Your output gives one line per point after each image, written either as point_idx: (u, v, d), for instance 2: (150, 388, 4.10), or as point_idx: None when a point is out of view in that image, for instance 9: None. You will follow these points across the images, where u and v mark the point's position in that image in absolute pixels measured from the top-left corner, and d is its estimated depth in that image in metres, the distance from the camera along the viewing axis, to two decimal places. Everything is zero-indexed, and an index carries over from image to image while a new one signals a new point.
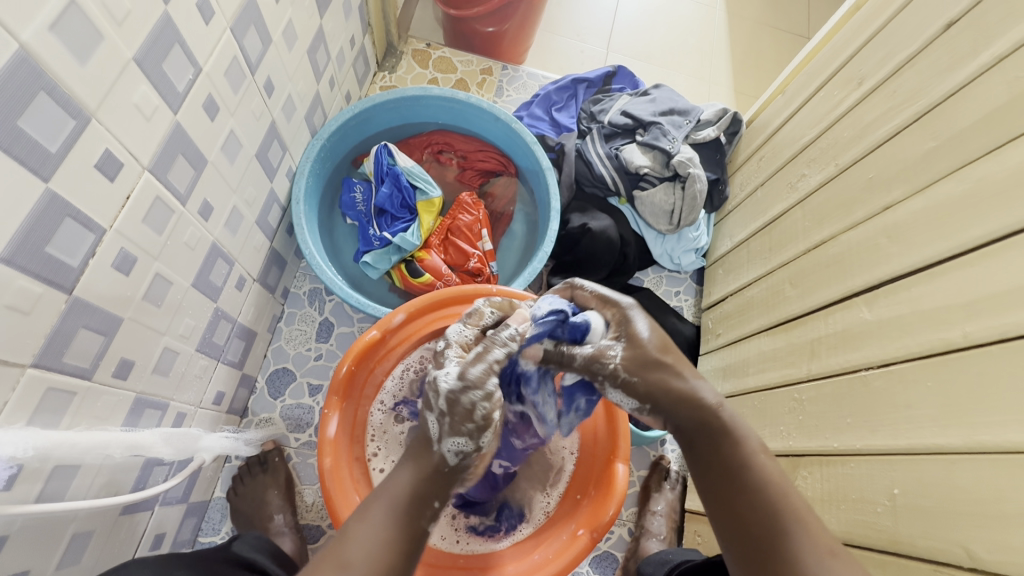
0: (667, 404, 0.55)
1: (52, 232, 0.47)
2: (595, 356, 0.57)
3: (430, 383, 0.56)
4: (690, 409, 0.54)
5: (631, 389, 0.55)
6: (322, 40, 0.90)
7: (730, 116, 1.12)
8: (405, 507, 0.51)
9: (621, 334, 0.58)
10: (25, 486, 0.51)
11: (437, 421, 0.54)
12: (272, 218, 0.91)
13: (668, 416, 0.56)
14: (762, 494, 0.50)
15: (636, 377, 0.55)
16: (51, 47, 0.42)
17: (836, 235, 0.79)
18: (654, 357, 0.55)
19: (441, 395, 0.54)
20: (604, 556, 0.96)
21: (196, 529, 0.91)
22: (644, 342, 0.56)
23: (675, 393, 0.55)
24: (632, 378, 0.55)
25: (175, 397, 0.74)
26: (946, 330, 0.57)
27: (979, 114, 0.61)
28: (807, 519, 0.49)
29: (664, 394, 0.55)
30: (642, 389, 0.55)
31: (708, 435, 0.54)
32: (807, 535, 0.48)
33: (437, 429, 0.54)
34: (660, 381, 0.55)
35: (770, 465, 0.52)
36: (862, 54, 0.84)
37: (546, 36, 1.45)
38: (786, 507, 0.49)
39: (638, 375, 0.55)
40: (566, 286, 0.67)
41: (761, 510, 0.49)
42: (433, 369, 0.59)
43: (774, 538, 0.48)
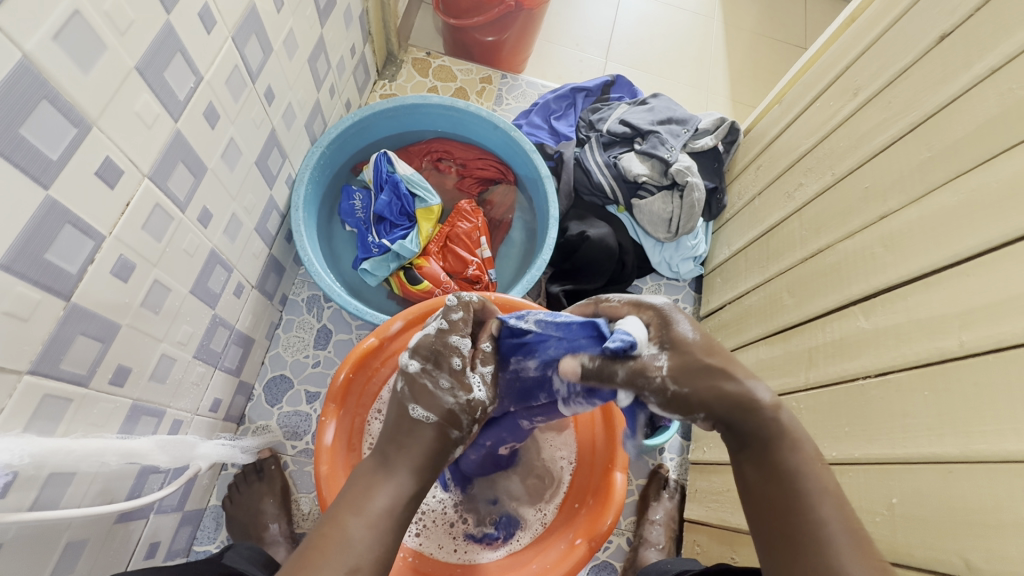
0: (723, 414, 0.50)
1: (52, 238, 0.47)
2: (636, 373, 0.50)
3: (465, 404, 0.54)
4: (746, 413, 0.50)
5: (683, 401, 0.50)
6: (323, 49, 0.91)
7: (727, 124, 1.12)
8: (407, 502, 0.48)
9: (663, 340, 0.52)
10: (20, 493, 0.51)
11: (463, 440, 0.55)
12: (271, 225, 0.91)
13: (725, 424, 0.51)
14: (811, 503, 0.46)
15: (688, 388, 0.50)
16: (54, 55, 0.42)
17: (833, 244, 0.79)
18: (702, 361, 0.50)
19: (477, 416, 0.55)
20: (603, 565, 0.96)
21: (191, 538, 0.90)
22: (689, 345, 0.51)
23: (732, 397, 0.50)
24: (682, 391, 0.50)
25: (171, 404, 0.74)
26: (942, 339, 0.57)
27: (971, 126, 0.62)
28: (857, 534, 0.45)
29: (718, 401, 0.50)
30: (693, 401, 0.50)
31: (761, 440, 0.50)
32: (852, 551, 0.43)
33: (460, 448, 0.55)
34: (713, 391, 0.50)
35: (825, 475, 0.48)
36: (858, 64, 0.84)
37: (545, 45, 1.46)
38: (836, 518, 0.45)
39: (690, 387, 0.50)
40: (592, 302, 0.62)
41: (805, 515, 0.46)
42: (458, 391, 0.54)
43: (809, 544, 0.45)
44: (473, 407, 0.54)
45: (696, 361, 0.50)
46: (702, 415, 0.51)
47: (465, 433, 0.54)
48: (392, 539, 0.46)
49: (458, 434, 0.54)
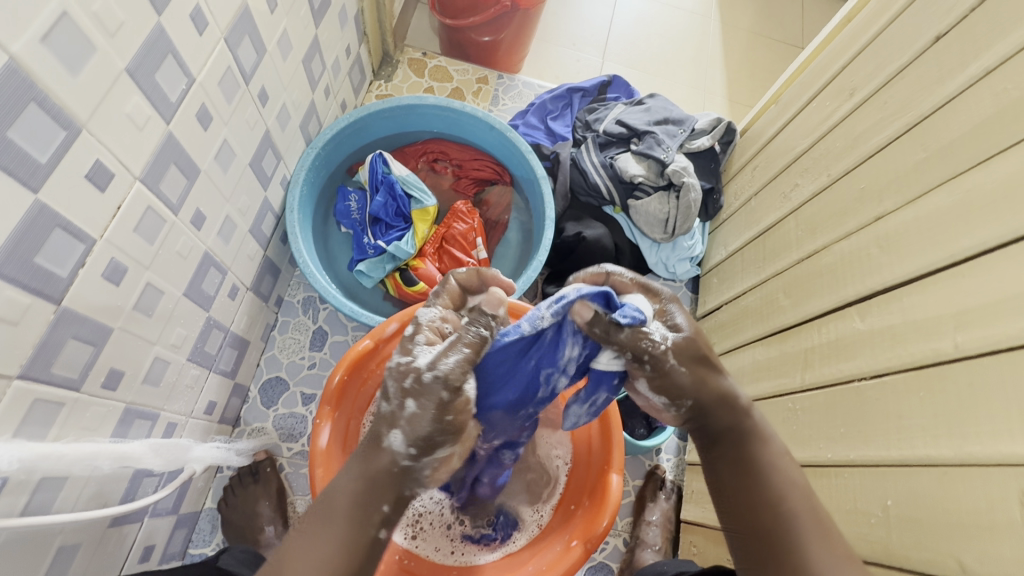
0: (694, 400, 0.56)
1: (41, 242, 0.47)
2: (640, 338, 0.53)
3: (395, 368, 0.54)
4: (716, 403, 0.56)
5: (675, 378, 0.55)
6: (317, 49, 0.90)
7: (724, 125, 1.12)
8: (353, 513, 0.51)
9: (667, 322, 0.56)
10: (11, 498, 0.51)
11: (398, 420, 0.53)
12: (265, 226, 0.91)
13: (692, 409, 0.57)
14: (782, 497, 0.52)
15: (682, 369, 0.55)
16: (42, 59, 0.42)
17: (829, 245, 0.79)
18: (698, 349, 0.55)
19: (409, 384, 0.53)
20: (599, 566, 0.96)
21: (187, 541, 0.90)
22: (689, 332, 0.56)
23: (709, 386, 0.56)
24: (676, 370, 0.55)
25: (165, 407, 0.74)
26: (937, 341, 0.57)
27: (967, 127, 0.61)
28: (823, 526, 0.50)
29: (705, 390, 0.56)
30: (680, 382, 0.55)
31: (737, 437, 0.56)
32: (819, 542, 0.49)
33: (397, 431, 0.53)
34: (700, 377, 0.55)
35: (793, 472, 0.54)
36: (854, 64, 0.84)
37: (541, 45, 1.45)
38: (803, 512, 0.51)
39: (683, 368, 0.55)
40: (598, 269, 0.58)
41: (777, 507, 0.51)
42: (396, 355, 0.55)
43: (782, 535, 0.50)
44: (401, 370, 0.54)
45: (693, 347, 0.55)
46: (676, 398, 0.56)
47: (394, 404, 0.53)
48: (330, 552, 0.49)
49: (388, 404, 0.54)
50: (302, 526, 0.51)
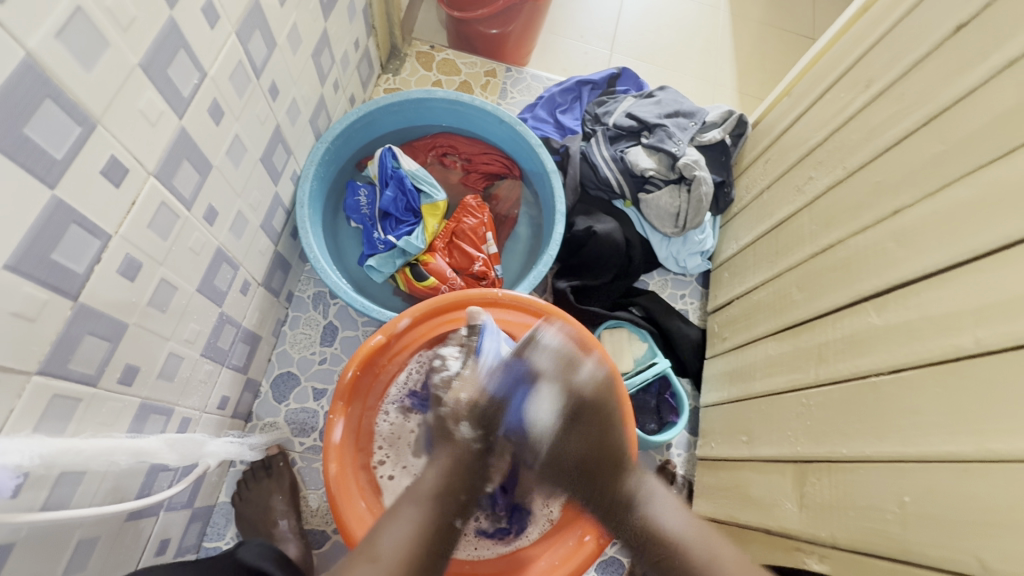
0: (586, 475, 0.71)
1: (57, 239, 0.47)
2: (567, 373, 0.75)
3: (441, 380, 0.79)
4: (610, 471, 0.70)
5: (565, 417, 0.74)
6: (326, 43, 0.90)
7: (735, 117, 1.11)
8: (434, 498, 0.63)
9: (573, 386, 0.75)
10: (31, 493, 0.51)
11: (468, 420, 0.72)
12: (276, 222, 0.91)
13: (592, 464, 0.71)
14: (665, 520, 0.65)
15: (585, 438, 0.72)
16: (57, 55, 0.42)
17: (844, 239, 0.78)
18: (598, 397, 0.75)
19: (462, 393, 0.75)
20: (610, 561, 0.96)
21: (201, 534, 0.91)
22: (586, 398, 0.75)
23: (604, 416, 0.74)
24: (574, 437, 0.72)
25: (180, 402, 0.74)
26: (957, 336, 0.57)
27: (989, 118, 0.60)
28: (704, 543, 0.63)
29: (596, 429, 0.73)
30: (569, 418, 0.73)
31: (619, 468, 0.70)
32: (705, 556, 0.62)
33: (465, 424, 0.72)
34: (597, 454, 0.71)
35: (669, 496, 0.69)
36: (870, 55, 0.83)
37: (549, 37, 1.44)
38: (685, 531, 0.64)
39: (584, 407, 0.74)
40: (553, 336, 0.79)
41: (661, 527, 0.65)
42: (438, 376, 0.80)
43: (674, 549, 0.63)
44: (445, 382, 0.78)
45: (589, 391, 0.75)
46: (588, 459, 0.71)
47: (451, 407, 0.73)
48: (415, 531, 0.60)
49: (446, 410, 0.74)
50: (390, 515, 0.61)
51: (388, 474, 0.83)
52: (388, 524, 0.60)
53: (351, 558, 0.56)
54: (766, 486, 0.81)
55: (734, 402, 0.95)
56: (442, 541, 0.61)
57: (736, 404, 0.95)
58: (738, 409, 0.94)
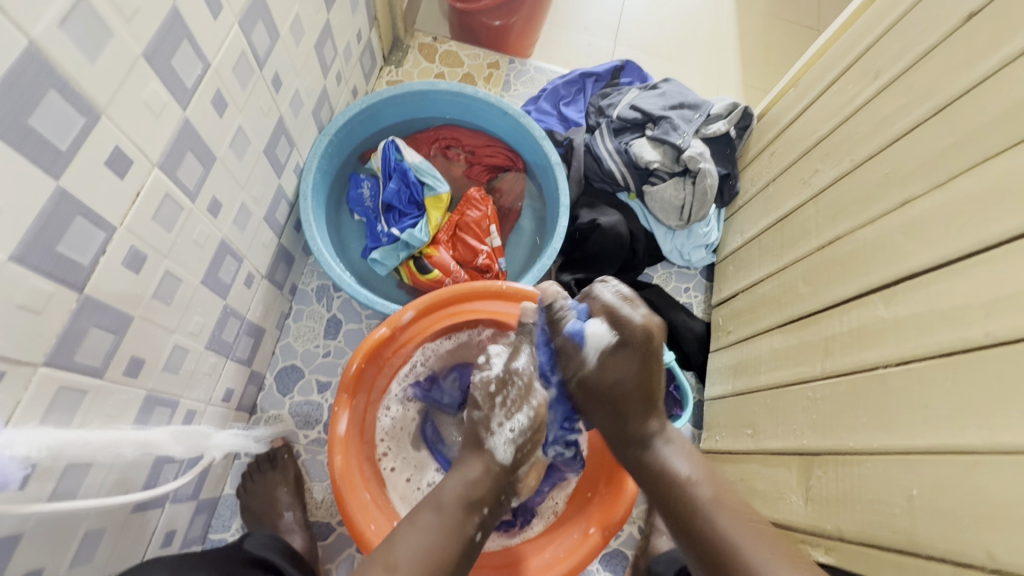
0: (615, 400, 0.69)
1: (63, 231, 0.46)
2: (616, 308, 0.67)
3: (479, 378, 0.72)
4: (637, 413, 0.68)
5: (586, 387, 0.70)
6: (329, 34, 0.89)
7: (741, 110, 1.09)
8: (461, 507, 0.61)
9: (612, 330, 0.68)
10: (38, 485, 0.51)
11: (500, 429, 0.67)
12: (280, 214, 0.91)
13: (626, 393, 0.68)
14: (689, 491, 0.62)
15: (623, 367, 0.67)
16: (61, 45, 0.41)
17: (851, 231, 0.77)
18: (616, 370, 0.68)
19: (498, 394, 0.69)
20: (614, 553, 0.96)
21: (207, 526, 0.91)
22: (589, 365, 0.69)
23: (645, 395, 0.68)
24: (615, 363, 0.68)
25: (185, 394, 0.74)
26: (966, 328, 0.56)
27: (1001, 108, 0.60)
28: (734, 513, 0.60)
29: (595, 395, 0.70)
30: (614, 348, 0.67)
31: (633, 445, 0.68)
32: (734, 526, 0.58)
33: (498, 433, 0.67)
34: (629, 394, 0.68)
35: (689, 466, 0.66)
36: (878, 45, 0.82)
37: (553, 29, 1.43)
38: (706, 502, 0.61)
39: (633, 339, 0.66)
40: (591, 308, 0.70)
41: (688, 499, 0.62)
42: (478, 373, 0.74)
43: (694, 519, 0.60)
44: (484, 381, 0.71)
45: (639, 331, 0.66)
46: (623, 384, 0.68)
47: (485, 410, 0.68)
48: (432, 539, 0.58)
49: (479, 413, 0.69)
50: (409, 521, 0.60)
51: (391, 466, 0.84)
52: (403, 535, 0.58)
53: (364, 566, 0.55)
54: (771, 480, 0.81)
55: (739, 395, 0.95)
56: (462, 548, 0.59)
57: (741, 397, 0.94)
58: (743, 402, 0.94)
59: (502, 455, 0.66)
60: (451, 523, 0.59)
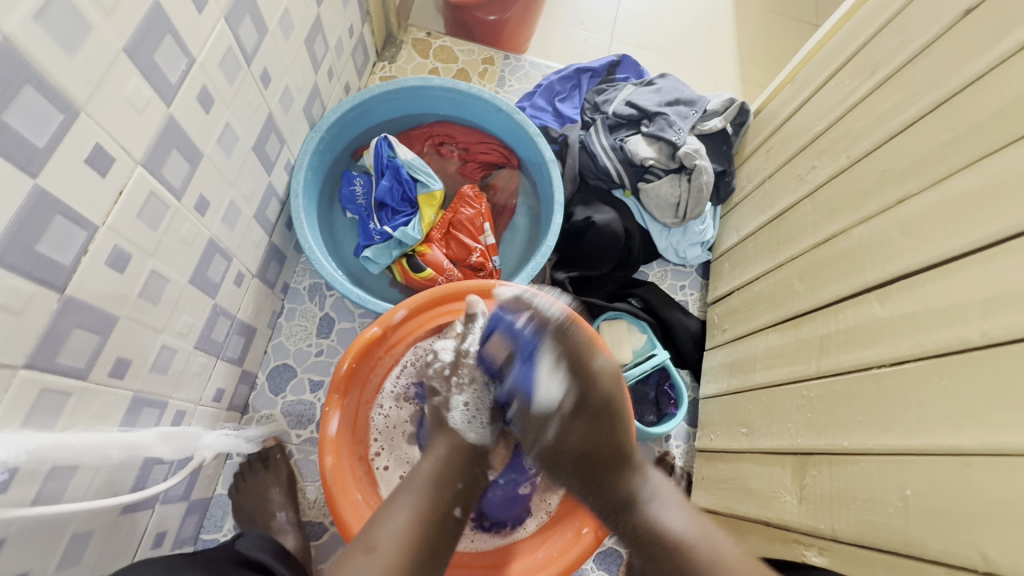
0: (586, 466, 0.72)
1: (42, 230, 0.45)
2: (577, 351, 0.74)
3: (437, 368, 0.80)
4: (614, 470, 0.70)
5: (580, 426, 0.73)
6: (320, 29, 0.88)
7: (737, 106, 1.09)
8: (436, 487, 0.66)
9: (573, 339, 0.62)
10: (21, 488, 0.50)
11: (458, 410, 0.76)
12: (270, 212, 0.89)
13: (596, 454, 0.71)
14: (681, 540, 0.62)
15: (580, 431, 0.73)
16: (37, 38, 0.40)
17: (847, 229, 0.77)
18: (607, 398, 0.73)
19: (452, 379, 0.78)
20: (608, 552, 0.96)
21: (199, 527, 0.91)
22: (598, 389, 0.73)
23: (610, 414, 0.72)
24: (576, 428, 0.73)
25: (174, 394, 0.73)
26: (963, 327, 0.56)
27: (999, 104, 0.59)
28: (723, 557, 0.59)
29: (591, 439, 0.72)
30: (578, 403, 0.73)
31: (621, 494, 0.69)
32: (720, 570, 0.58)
33: (455, 410, 0.76)
34: (601, 450, 0.71)
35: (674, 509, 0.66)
36: (876, 40, 0.81)
37: (548, 24, 1.42)
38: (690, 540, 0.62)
39: (594, 398, 0.73)
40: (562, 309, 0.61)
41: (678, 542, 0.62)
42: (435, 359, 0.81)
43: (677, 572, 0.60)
44: (440, 368, 0.80)
45: (605, 383, 0.73)
46: (592, 454, 0.71)
47: (443, 395, 0.77)
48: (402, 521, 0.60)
49: (439, 398, 0.77)
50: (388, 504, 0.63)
51: (384, 465, 0.84)
52: (388, 509, 0.62)
53: (346, 554, 0.57)
54: (765, 479, 0.80)
55: (734, 393, 0.95)
56: (438, 526, 0.62)
57: (736, 396, 0.94)
58: (737, 400, 0.93)
59: (474, 438, 0.75)
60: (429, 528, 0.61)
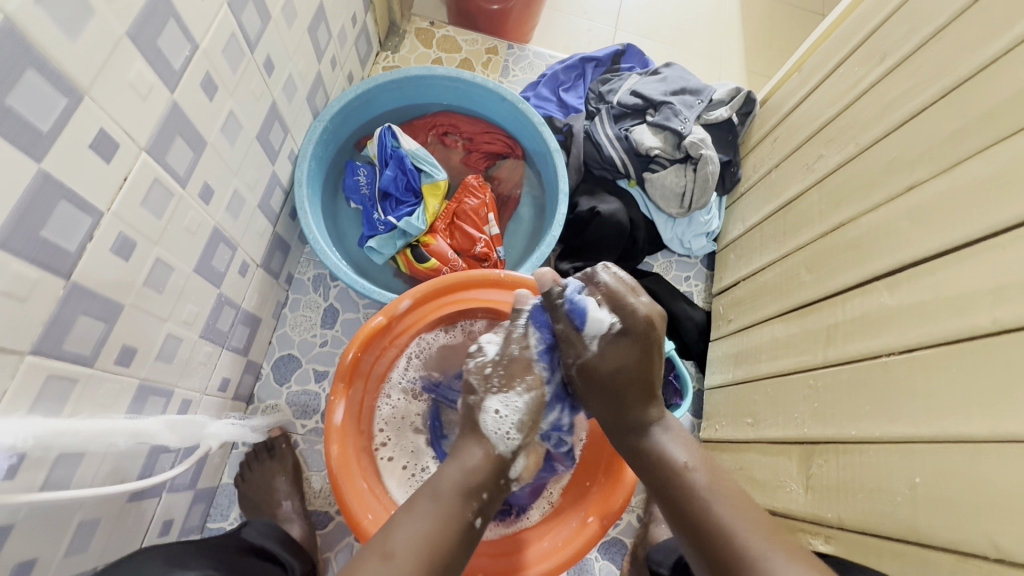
0: (615, 389, 0.68)
1: (47, 215, 0.45)
2: (620, 292, 0.69)
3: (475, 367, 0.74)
4: (637, 399, 0.68)
5: (600, 367, 0.69)
6: (323, 17, 0.88)
7: (743, 95, 1.07)
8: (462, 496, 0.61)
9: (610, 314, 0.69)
10: (28, 475, 0.51)
11: (494, 406, 0.69)
12: (274, 202, 0.89)
13: (624, 387, 0.68)
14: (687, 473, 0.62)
15: (626, 354, 0.68)
16: (39, 21, 0.40)
17: (854, 218, 0.76)
18: (641, 329, 0.68)
19: (493, 376, 0.72)
20: (613, 542, 0.96)
21: (205, 515, 0.91)
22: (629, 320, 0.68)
23: (642, 348, 0.68)
24: (616, 351, 0.69)
25: (179, 383, 0.73)
26: (972, 316, 0.55)
27: (1011, 90, 0.58)
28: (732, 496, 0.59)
29: (620, 375, 0.68)
30: (618, 328, 0.68)
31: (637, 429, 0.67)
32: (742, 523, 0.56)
33: (489, 411, 0.68)
34: (630, 379, 0.68)
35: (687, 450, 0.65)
36: (885, 27, 0.80)
37: (552, 13, 1.41)
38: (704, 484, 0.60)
39: (631, 334, 0.68)
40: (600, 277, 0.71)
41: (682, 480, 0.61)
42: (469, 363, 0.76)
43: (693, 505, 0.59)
44: (479, 366, 0.74)
45: (645, 316, 0.68)
46: (622, 376, 0.68)
47: (479, 394, 0.71)
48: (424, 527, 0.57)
49: (474, 396, 0.71)
50: (406, 509, 0.59)
51: (388, 456, 0.83)
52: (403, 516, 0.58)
53: (361, 555, 0.55)
54: (771, 469, 0.80)
55: (739, 384, 0.94)
56: (459, 534, 0.58)
57: (741, 386, 0.94)
58: (743, 390, 0.93)
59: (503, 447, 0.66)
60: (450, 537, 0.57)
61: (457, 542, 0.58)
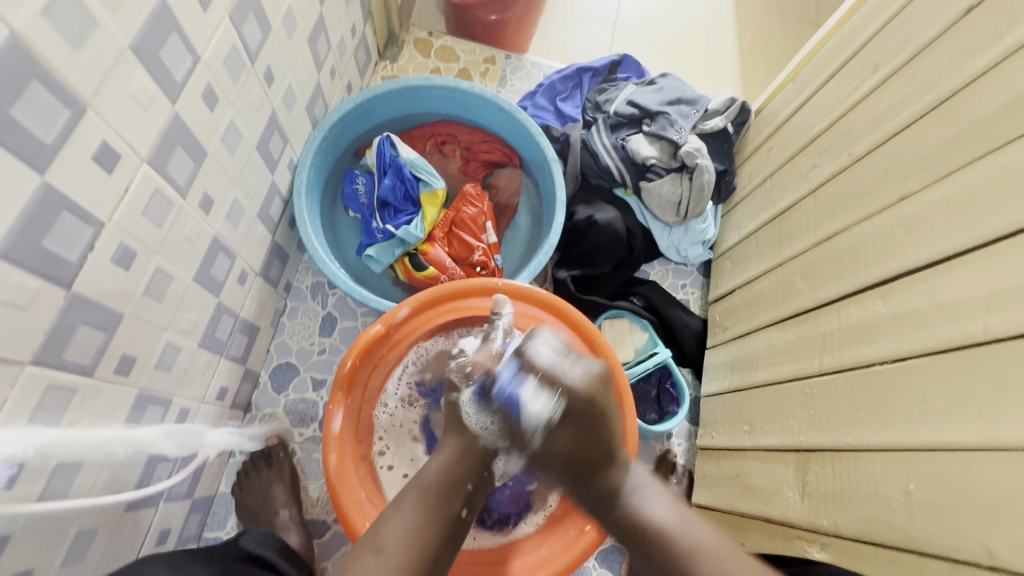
0: (576, 469, 0.62)
1: (48, 225, 0.46)
2: (555, 373, 0.62)
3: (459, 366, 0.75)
4: (598, 469, 0.62)
5: (563, 450, 0.62)
6: (323, 28, 0.88)
7: (738, 105, 1.09)
8: (447, 491, 0.61)
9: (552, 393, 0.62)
10: (27, 485, 0.50)
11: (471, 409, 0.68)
12: (273, 211, 0.89)
13: (581, 460, 0.62)
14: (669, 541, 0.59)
15: (574, 437, 0.62)
16: (44, 35, 0.41)
17: (849, 227, 0.77)
18: (590, 396, 0.61)
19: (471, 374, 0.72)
20: (610, 550, 0.96)
21: (202, 525, 0.91)
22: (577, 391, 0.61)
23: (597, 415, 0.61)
24: (561, 436, 0.62)
25: (178, 392, 0.73)
26: (966, 323, 0.56)
27: (1001, 102, 0.59)
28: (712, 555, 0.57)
29: (580, 451, 0.62)
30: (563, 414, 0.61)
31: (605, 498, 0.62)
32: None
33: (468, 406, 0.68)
34: (585, 458, 0.62)
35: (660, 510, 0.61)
36: (877, 39, 0.81)
37: (549, 23, 1.42)
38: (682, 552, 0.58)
39: (574, 406, 0.61)
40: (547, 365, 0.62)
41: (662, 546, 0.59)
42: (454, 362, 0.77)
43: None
44: (462, 365, 0.74)
45: (580, 391, 0.61)
46: (578, 455, 0.62)
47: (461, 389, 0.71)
48: (413, 521, 0.58)
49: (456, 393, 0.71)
50: (396, 505, 0.60)
51: (387, 464, 0.82)
52: (394, 512, 0.59)
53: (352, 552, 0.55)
54: (768, 476, 0.80)
55: (736, 391, 0.95)
56: (446, 528, 0.59)
57: (738, 393, 0.94)
58: (739, 397, 0.93)
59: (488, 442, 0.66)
60: (435, 527, 0.58)
61: (444, 531, 0.59)
